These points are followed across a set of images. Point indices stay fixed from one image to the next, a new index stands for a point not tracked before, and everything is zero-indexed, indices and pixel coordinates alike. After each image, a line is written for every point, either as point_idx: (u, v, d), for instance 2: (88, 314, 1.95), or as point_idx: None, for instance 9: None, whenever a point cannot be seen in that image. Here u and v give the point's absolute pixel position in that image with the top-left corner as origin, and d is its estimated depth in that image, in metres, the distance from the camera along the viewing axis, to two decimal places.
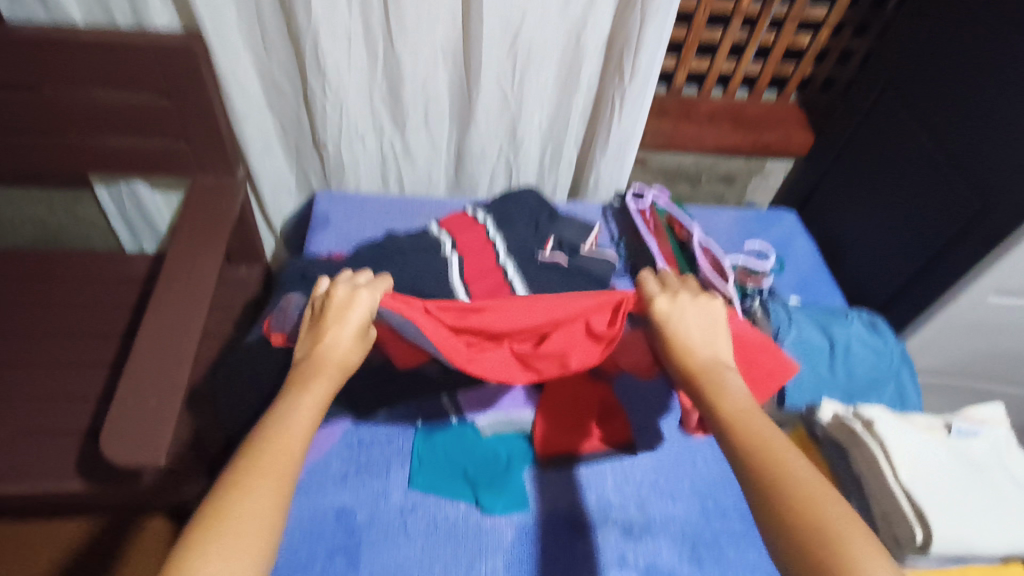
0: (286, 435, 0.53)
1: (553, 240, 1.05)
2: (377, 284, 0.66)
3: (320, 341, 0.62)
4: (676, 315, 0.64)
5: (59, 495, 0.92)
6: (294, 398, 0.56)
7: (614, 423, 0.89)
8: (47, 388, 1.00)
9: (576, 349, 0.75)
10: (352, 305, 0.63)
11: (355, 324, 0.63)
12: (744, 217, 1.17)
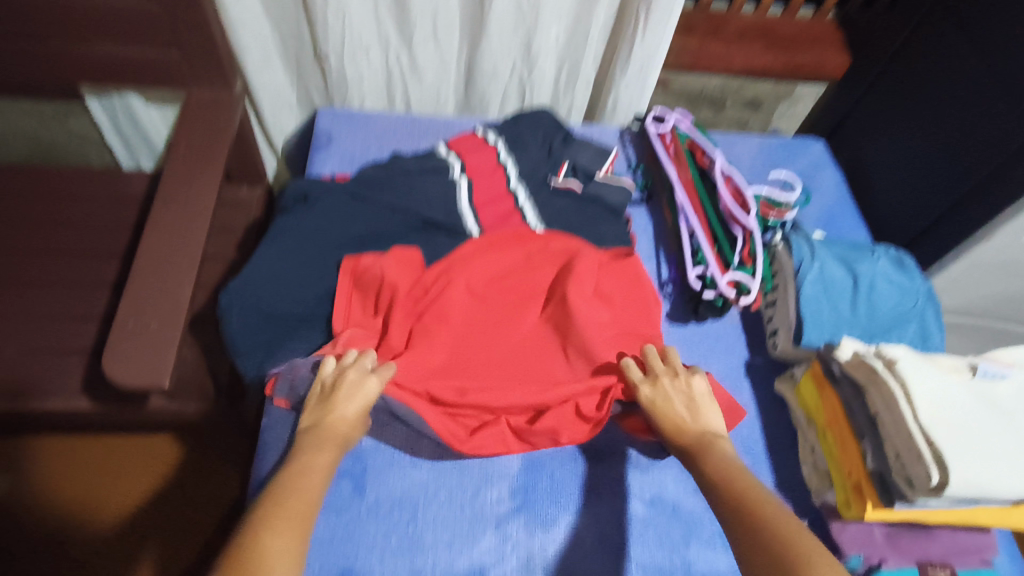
0: (310, 484, 0.64)
1: (567, 165, 1.00)
2: (383, 367, 0.76)
3: (334, 413, 0.72)
4: (656, 397, 0.75)
5: (69, 413, 0.93)
6: (313, 460, 0.67)
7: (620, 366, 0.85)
8: (49, 306, 0.98)
9: (566, 427, 0.80)
10: (362, 386, 0.73)
11: (361, 407, 0.73)
12: (768, 145, 1.11)
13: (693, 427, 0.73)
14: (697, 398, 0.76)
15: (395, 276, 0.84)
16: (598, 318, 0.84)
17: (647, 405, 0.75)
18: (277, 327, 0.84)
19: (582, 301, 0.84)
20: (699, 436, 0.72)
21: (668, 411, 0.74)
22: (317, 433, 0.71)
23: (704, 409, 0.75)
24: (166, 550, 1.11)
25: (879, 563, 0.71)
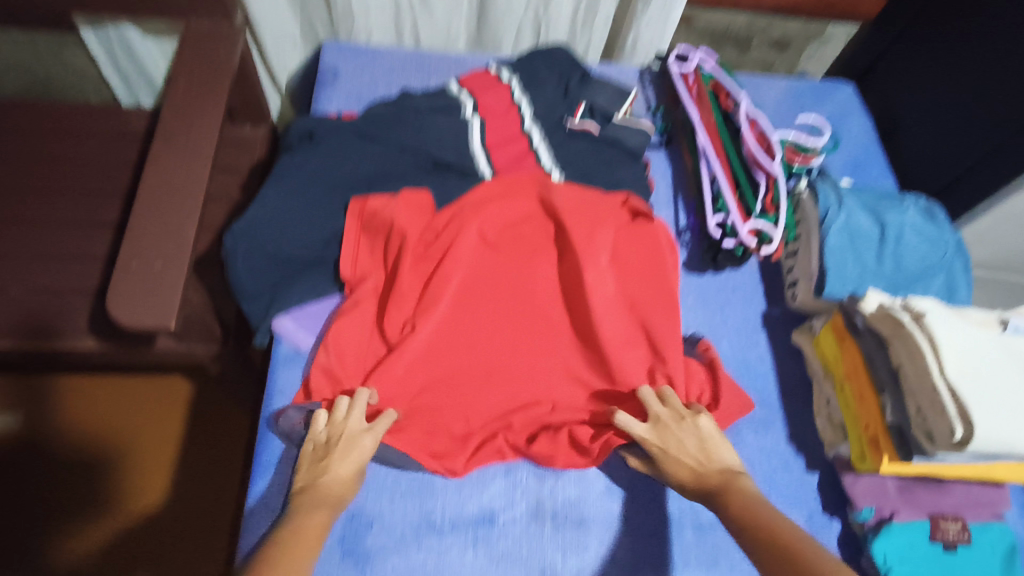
0: (301, 547, 0.59)
1: (584, 106, 0.96)
2: (382, 419, 0.71)
3: (327, 470, 0.67)
4: (670, 447, 0.70)
5: (77, 353, 0.92)
6: (304, 521, 0.62)
7: (633, 326, 0.82)
8: (51, 246, 0.96)
9: (562, 453, 0.78)
10: (357, 442, 0.69)
11: (355, 465, 0.68)
12: (795, 88, 1.06)
13: (713, 477, 0.68)
14: (716, 446, 0.71)
15: (407, 222, 0.82)
16: (610, 297, 0.81)
17: (660, 456, 0.70)
18: (284, 267, 0.83)
19: (595, 274, 0.80)
20: (720, 487, 0.67)
21: (683, 463, 0.69)
22: (310, 493, 0.66)
23: (722, 456, 0.70)
24: (184, 485, 1.14)
25: (890, 516, 0.71)
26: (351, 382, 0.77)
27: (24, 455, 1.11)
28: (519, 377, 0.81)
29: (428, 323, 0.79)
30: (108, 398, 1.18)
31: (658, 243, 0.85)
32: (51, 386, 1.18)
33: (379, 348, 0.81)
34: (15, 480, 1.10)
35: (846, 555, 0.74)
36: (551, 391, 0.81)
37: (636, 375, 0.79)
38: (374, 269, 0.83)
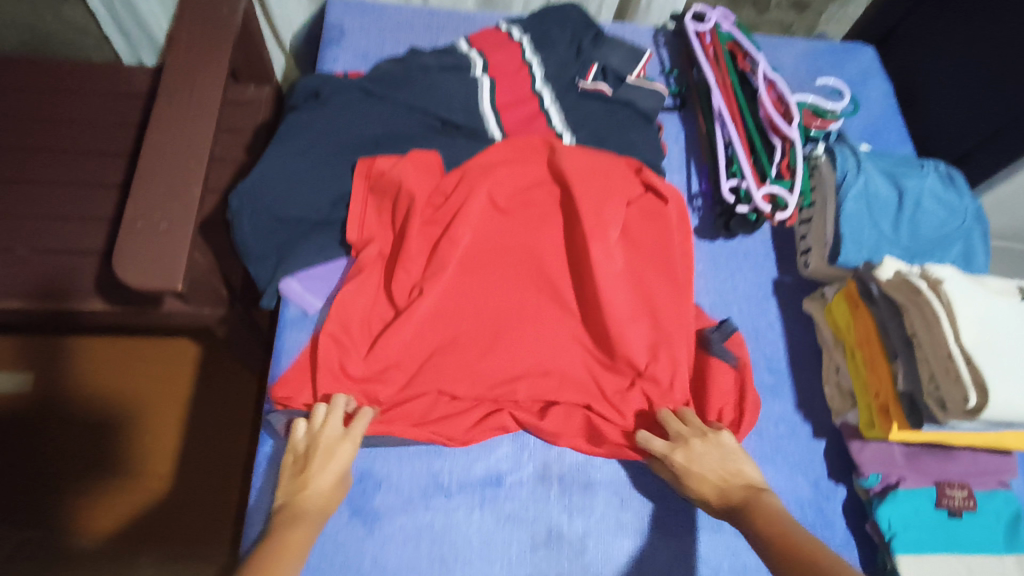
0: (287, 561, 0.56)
1: (596, 68, 0.93)
2: (359, 420, 0.70)
3: (309, 481, 0.65)
4: (693, 462, 0.68)
5: (84, 314, 0.92)
6: (290, 533, 0.60)
7: (641, 299, 0.80)
8: (56, 207, 0.95)
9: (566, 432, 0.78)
10: (337, 449, 0.67)
11: (337, 474, 0.66)
12: (814, 50, 1.03)
13: (736, 492, 0.66)
14: (739, 461, 0.68)
15: (415, 183, 0.81)
16: (615, 273, 0.79)
17: (684, 473, 0.68)
18: (291, 229, 0.82)
19: (601, 248, 0.78)
20: (740, 501, 0.64)
21: (706, 477, 0.67)
22: (293, 506, 0.63)
23: (746, 471, 0.67)
24: (193, 446, 1.15)
25: (896, 483, 0.71)
26: (358, 344, 0.77)
27: (39, 414, 1.13)
28: (525, 349, 0.80)
29: (434, 288, 0.77)
30: (118, 359, 1.19)
31: (669, 226, 0.83)
32: (65, 346, 1.19)
33: (388, 312, 0.80)
34: (30, 439, 1.12)
35: (849, 520, 0.75)
36: (558, 363, 0.80)
37: (636, 349, 0.78)
38: (383, 232, 0.82)
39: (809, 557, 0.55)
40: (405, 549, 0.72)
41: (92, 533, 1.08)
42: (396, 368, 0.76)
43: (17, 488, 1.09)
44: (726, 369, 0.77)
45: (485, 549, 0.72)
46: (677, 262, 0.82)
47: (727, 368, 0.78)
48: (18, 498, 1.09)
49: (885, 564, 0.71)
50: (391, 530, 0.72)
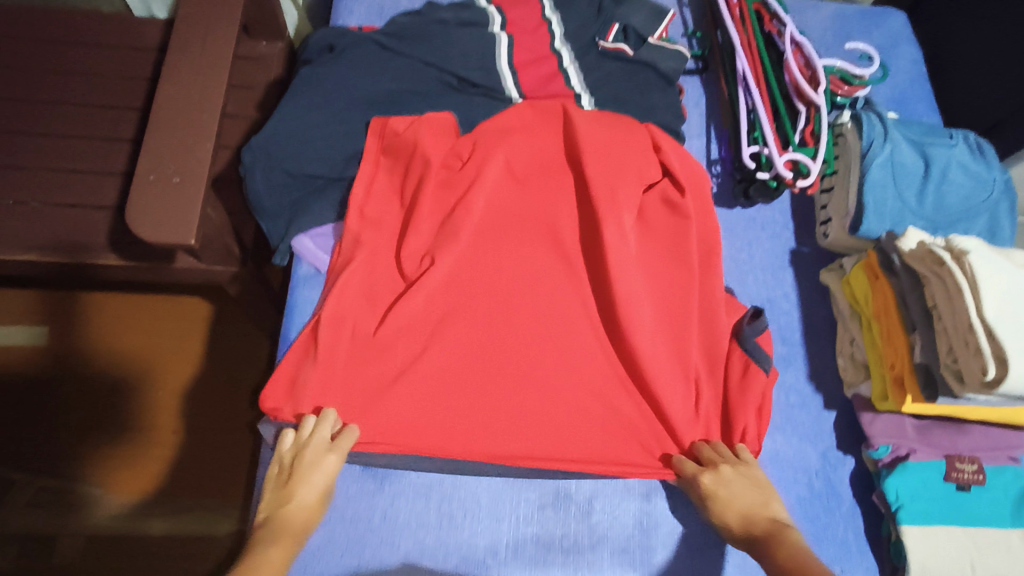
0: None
1: (618, 27, 0.90)
2: (344, 436, 0.69)
3: (292, 493, 0.65)
4: (727, 488, 0.67)
5: (99, 268, 0.93)
6: (269, 550, 0.60)
7: (657, 271, 0.80)
8: (69, 161, 0.94)
9: (571, 409, 0.75)
10: (321, 462, 0.67)
11: (321, 488, 0.66)
12: (844, 13, 0.99)
13: (760, 525, 0.65)
14: (768, 495, 0.67)
15: (430, 145, 0.81)
16: (629, 256, 0.77)
17: (710, 498, 0.67)
18: (304, 184, 0.82)
19: (613, 229, 0.77)
20: (768, 533, 0.63)
21: (736, 506, 0.66)
22: (274, 522, 0.63)
23: (774, 506, 0.67)
24: (204, 402, 1.16)
25: (906, 455, 0.71)
26: (368, 310, 0.77)
27: (59, 369, 1.16)
28: (542, 318, 0.78)
29: (446, 256, 0.78)
30: (135, 314, 1.20)
31: (683, 203, 0.81)
32: (83, 300, 1.21)
33: (399, 283, 0.80)
34: (50, 392, 1.14)
35: (857, 490, 0.75)
36: (575, 332, 0.78)
37: (645, 326, 0.75)
38: (397, 201, 0.82)
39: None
40: (415, 505, 0.73)
41: (107, 485, 1.10)
42: (409, 335, 0.76)
43: (35, 439, 1.11)
44: (756, 373, 0.74)
45: (493, 507, 0.73)
46: (691, 248, 0.79)
47: (758, 373, 0.74)
48: (37, 450, 1.11)
49: (889, 534, 0.71)
50: (401, 486, 0.73)
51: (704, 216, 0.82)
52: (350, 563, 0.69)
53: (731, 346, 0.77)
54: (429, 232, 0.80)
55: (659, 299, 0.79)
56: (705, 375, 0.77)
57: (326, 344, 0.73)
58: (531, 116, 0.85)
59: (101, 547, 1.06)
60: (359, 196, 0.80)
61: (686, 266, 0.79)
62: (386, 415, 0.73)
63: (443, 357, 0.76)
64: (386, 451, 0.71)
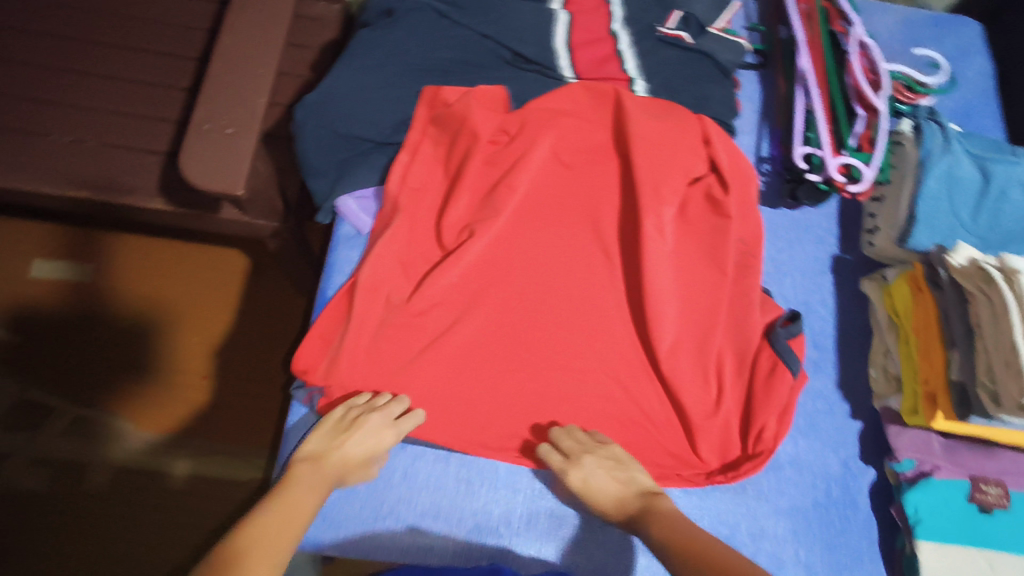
0: (290, 519, 0.61)
1: (680, 14, 0.88)
2: (405, 422, 0.71)
3: (341, 448, 0.69)
4: (592, 478, 0.69)
5: (144, 212, 0.95)
6: (304, 493, 0.65)
7: (694, 267, 0.79)
8: (127, 105, 0.97)
9: (595, 393, 0.76)
10: (378, 433, 0.69)
11: (370, 454, 0.69)
12: (914, 19, 0.96)
13: (633, 502, 0.68)
14: (629, 469, 0.71)
15: (479, 118, 0.81)
16: (663, 257, 0.77)
17: (582, 493, 0.69)
18: (353, 147, 0.82)
19: (652, 226, 0.77)
20: (641, 511, 0.66)
21: (606, 491, 0.69)
22: (315, 466, 0.68)
23: (636, 477, 0.70)
24: (235, 352, 1.20)
25: (930, 470, 0.70)
26: (403, 276, 0.78)
27: (102, 306, 1.20)
28: (575, 302, 0.79)
29: (486, 231, 0.78)
30: (176, 260, 1.24)
31: (725, 199, 0.80)
32: (127, 242, 1.24)
33: (437, 252, 0.80)
34: (92, 328, 1.19)
35: (874, 501, 0.75)
36: (606, 319, 0.78)
37: (670, 319, 0.76)
38: (440, 176, 0.83)
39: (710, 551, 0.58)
40: (435, 468, 0.74)
41: (138, 420, 1.14)
42: (442, 307, 0.78)
43: (76, 369, 1.16)
44: (782, 376, 0.73)
45: (510, 478, 0.75)
46: (727, 247, 0.78)
47: (785, 377, 0.73)
48: (76, 381, 1.16)
49: (903, 547, 0.71)
50: (422, 448, 0.75)
51: (743, 221, 0.81)
52: (368, 518, 0.71)
53: (759, 344, 0.76)
54: (469, 204, 0.81)
55: (689, 295, 0.78)
56: (732, 373, 0.76)
57: (361, 307, 0.75)
58: (582, 97, 0.84)
59: (127, 479, 1.11)
60: (405, 162, 0.81)
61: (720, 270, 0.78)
62: (413, 380, 0.75)
63: (473, 328, 0.77)
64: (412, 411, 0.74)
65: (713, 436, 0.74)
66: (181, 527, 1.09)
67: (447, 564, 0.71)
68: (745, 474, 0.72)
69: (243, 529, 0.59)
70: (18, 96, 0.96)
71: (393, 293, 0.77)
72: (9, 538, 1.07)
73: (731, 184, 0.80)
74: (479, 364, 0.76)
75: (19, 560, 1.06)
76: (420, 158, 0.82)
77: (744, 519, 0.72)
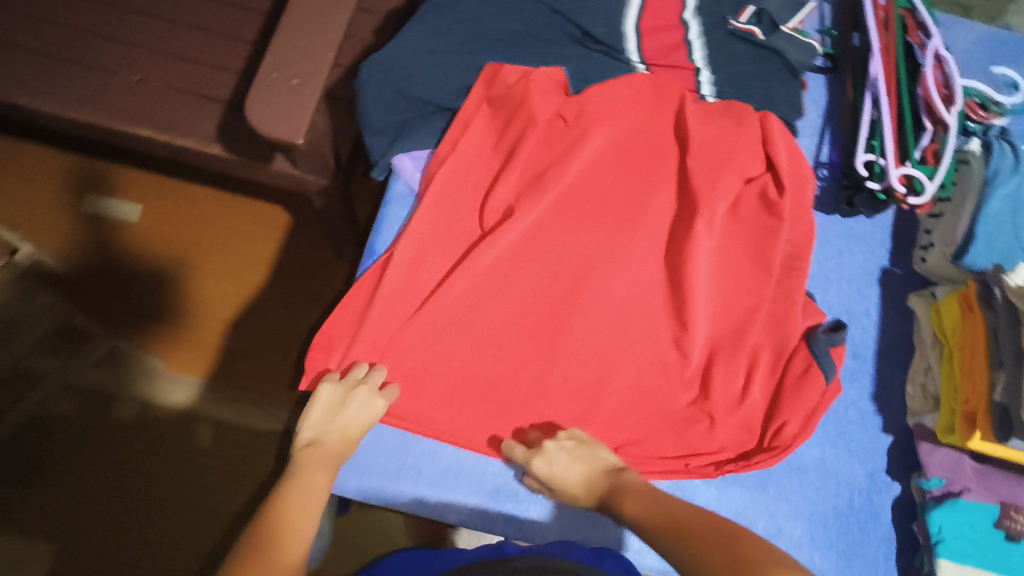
0: (304, 508, 0.62)
1: (752, 10, 0.87)
2: (389, 390, 0.72)
3: (337, 428, 0.69)
4: (557, 464, 0.69)
5: (199, 156, 0.96)
6: (310, 479, 0.65)
7: (739, 262, 0.79)
8: (195, 52, 0.99)
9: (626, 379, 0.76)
10: (368, 406, 0.70)
11: (365, 427, 0.71)
12: (995, 38, 0.94)
13: (601, 480, 0.68)
14: (594, 448, 0.71)
15: (538, 101, 0.81)
16: (708, 253, 0.77)
17: (550, 481, 0.69)
18: (414, 108, 0.83)
19: (701, 222, 0.77)
20: (611, 489, 0.67)
21: (574, 475, 0.69)
22: (317, 451, 0.68)
23: (602, 456, 0.70)
24: (269, 300, 1.22)
25: (959, 492, 0.69)
26: (444, 249, 0.78)
27: (148, 246, 1.24)
28: (612, 297, 0.78)
29: (528, 214, 0.78)
30: (216, 207, 1.26)
31: (774, 197, 0.79)
32: (171, 184, 1.27)
33: (477, 228, 0.80)
34: (134, 266, 1.22)
35: (897, 517, 0.74)
36: (642, 313, 0.78)
37: (702, 308, 0.76)
38: (491, 158, 0.82)
39: (693, 517, 0.60)
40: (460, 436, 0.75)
41: (169, 358, 1.17)
42: (477, 287, 0.77)
43: (111, 310, 1.19)
44: (815, 379, 0.72)
45: None
46: (775, 244, 0.78)
47: (818, 381, 0.72)
48: (114, 316, 1.19)
49: (921, 565, 0.70)
50: None
51: (795, 224, 0.80)
52: (393, 468, 0.73)
53: (797, 345, 0.76)
54: (517, 185, 0.80)
55: (729, 291, 0.78)
56: (767, 372, 0.75)
57: (395, 278, 0.75)
58: (644, 88, 0.83)
59: (155, 415, 1.15)
60: (459, 132, 0.81)
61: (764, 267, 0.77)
62: (443, 357, 0.75)
63: (505, 311, 0.77)
64: (445, 372, 0.75)
65: (741, 429, 0.74)
66: (203, 468, 1.13)
67: (463, 521, 0.73)
68: (757, 464, 0.72)
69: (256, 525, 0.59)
70: (92, 32, 0.98)
71: (433, 265, 0.77)
72: (38, 459, 1.12)
73: (786, 186, 0.79)
74: (514, 336, 0.76)
75: (47, 480, 1.11)
76: (472, 133, 0.81)
77: (763, 517, 0.72)
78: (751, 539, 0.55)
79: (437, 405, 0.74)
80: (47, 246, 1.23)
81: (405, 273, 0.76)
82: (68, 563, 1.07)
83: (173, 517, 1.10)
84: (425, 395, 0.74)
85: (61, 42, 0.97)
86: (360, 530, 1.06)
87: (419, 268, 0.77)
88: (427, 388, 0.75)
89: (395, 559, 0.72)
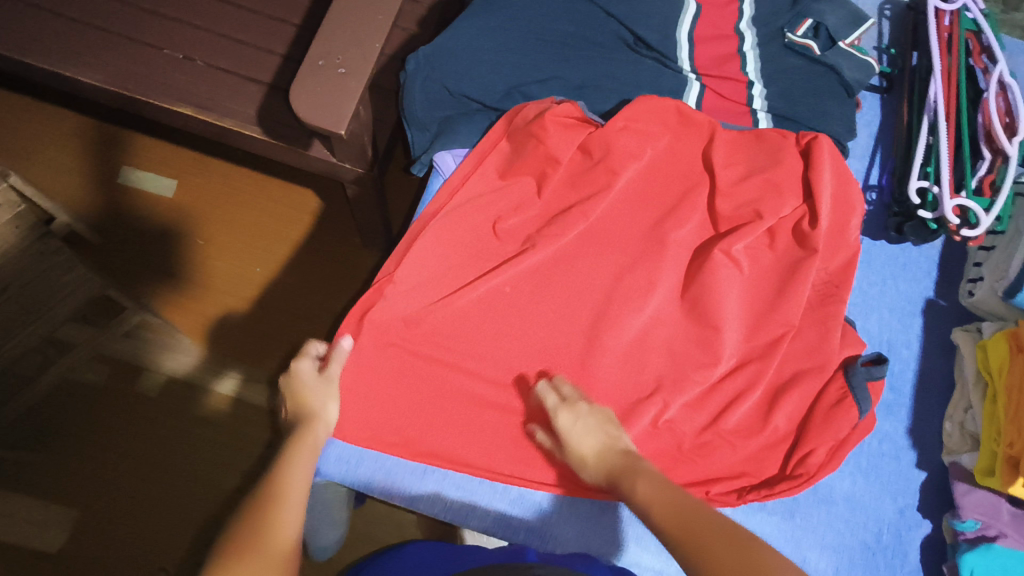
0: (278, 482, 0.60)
1: (811, 23, 0.84)
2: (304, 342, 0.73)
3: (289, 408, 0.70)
4: (580, 424, 0.67)
5: (238, 137, 0.96)
6: (293, 464, 0.63)
7: (777, 290, 0.75)
8: (241, 33, 0.99)
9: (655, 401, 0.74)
10: (298, 373, 0.72)
11: (305, 387, 0.71)
12: None
13: (615, 458, 0.65)
14: (616, 427, 0.68)
15: (559, 139, 0.77)
16: (742, 276, 0.76)
17: (569, 441, 0.67)
18: (458, 105, 0.83)
19: (721, 255, 0.75)
20: (623, 470, 0.63)
21: (591, 443, 0.66)
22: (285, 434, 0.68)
23: (623, 439, 0.67)
24: (295, 283, 1.22)
25: (994, 537, 0.67)
26: (461, 277, 0.77)
27: (180, 223, 1.25)
28: (630, 338, 0.75)
29: (547, 247, 0.76)
30: (248, 186, 1.27)
31: (806, 225, 0.76)
32: (203, 161, 1.27)
33: (498, 255, 0.78)
34: (162, 244, 1.23)
35: (925, 557, 0.73)
36: (664, 345, 0.75)
37: (734, 330, 0.74)
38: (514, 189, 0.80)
39: (669, 505, 0.57)
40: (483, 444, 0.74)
41: (193, 336, 1.18)
42: (494, 314, 0.76)
43: (136, 286, 1.20)
44: (847, 411, 0.70)
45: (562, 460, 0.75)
46: (811, 269, 0.74)
47: (850, 413, 0.70)
48: (143, 289, 1.20)
49: None
50: None
51: (832, 252, 0.76)
52: (419, 469, 0.73)
53: (832, 373, 0.74)
54: (536, 219, 0.79)
55: (760, 322, 0.75)
56: (802, 401, 0.73)
57: (409, 307, 0.75)
58: (672, 119, 0.80)
59: (177, 390, 1.16)
60: (499, 134, 0.80)
61: (801, 295, 0.74)
62: (453, 390, 0.74)
63: (518, 344, 0.75)
64: (467, 386, 0.74)
65: (770, 454, 0.73)
66: (225, 448, 1.13)
67: (486, 528, 0.72)
68: (779, 494, 0.70)
69: (244, 517, 0.56)
70: (143, 8, 0.99)
71: (450, 294, 0.76)
72: (61, 425, 1.13)
73: (822, 218, 0.75)
74: (540, 348, 0.75)
75: (70, 447, 1.12)
76: (486, 167, 0.78)
77: (788, 545, 0.71)
78: (701, 522, 0.55)
79: (463, 407, 0.74)
80: (81, 216, 1.24)
81: (434, 278, 0.76)
82: (86, 530, 1.08)
83: (192, 493, 1.11)
84: (452, 397, 0.74)
85: (112, 16, 0.98)
86: (373, 519, 1.06)
87: (452, 272, 0.76)
88: (454, 390, 0.74)
89: (419, 546, 0.73)
